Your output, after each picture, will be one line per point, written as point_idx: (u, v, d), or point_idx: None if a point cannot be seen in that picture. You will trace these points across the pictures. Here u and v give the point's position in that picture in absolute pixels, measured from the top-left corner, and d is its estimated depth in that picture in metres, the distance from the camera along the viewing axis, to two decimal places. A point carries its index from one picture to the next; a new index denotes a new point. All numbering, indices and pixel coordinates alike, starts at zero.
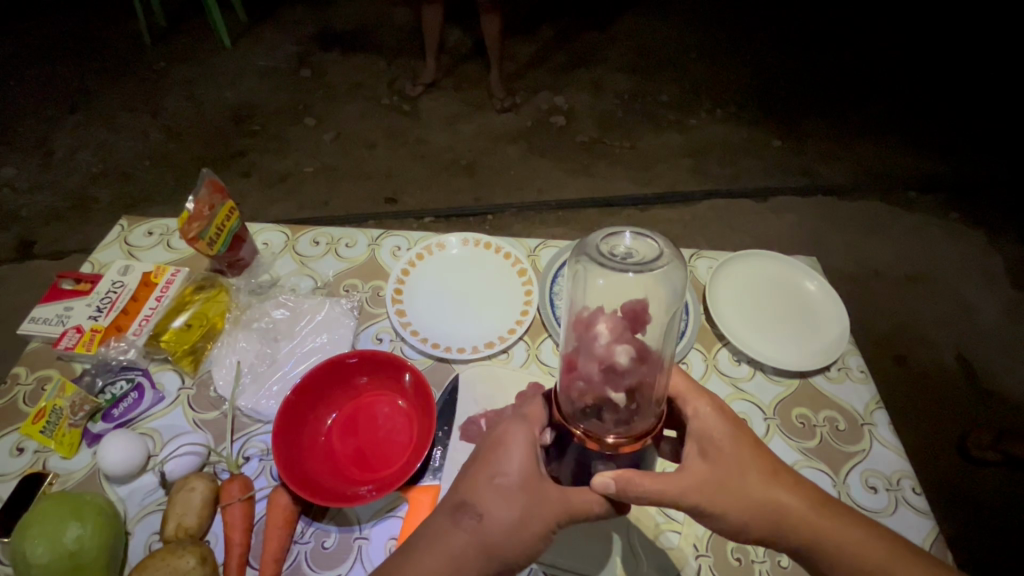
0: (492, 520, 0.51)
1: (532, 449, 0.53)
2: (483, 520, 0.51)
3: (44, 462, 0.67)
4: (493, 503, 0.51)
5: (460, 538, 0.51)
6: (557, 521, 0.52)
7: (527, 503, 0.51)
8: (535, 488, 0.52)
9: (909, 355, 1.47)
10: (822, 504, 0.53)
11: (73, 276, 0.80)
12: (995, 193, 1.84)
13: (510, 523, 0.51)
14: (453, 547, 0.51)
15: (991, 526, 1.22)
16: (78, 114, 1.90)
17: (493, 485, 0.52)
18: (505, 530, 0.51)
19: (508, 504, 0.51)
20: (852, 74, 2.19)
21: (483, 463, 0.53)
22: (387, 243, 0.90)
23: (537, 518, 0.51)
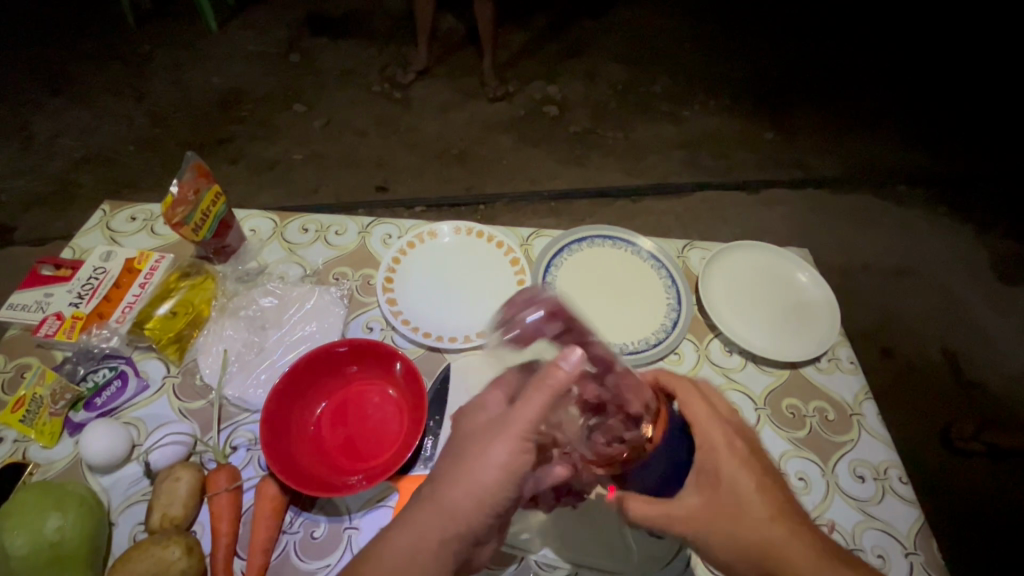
0: (450, 493, 0.49)
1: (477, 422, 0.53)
2: (440, 493, 0.50)
3: (24, 452, 0.65)
4: (451, 480, 0.50)
5: (429, 522, 0.49)
6: (523, 451, 0.50)
7: (480, 462, 0.49)
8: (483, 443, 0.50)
9: (895, 348, 1.49)
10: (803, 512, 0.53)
11: (52, 261, 0.78)
12: (982, 188, 1.86)
13: (467, 485, 0.49)
14: (417, 530, 0.50)
15: (972, 514, 1.24)
16: (58, 97, 1.84)
17: (448, 455, 0.53)
18: (466, 495, 0.49)
19: (465, 470, 0.50)
20: (844, 68, 2.20)
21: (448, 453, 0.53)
22: (377, 231, 0.89)
23: (496, 473, 0.49)
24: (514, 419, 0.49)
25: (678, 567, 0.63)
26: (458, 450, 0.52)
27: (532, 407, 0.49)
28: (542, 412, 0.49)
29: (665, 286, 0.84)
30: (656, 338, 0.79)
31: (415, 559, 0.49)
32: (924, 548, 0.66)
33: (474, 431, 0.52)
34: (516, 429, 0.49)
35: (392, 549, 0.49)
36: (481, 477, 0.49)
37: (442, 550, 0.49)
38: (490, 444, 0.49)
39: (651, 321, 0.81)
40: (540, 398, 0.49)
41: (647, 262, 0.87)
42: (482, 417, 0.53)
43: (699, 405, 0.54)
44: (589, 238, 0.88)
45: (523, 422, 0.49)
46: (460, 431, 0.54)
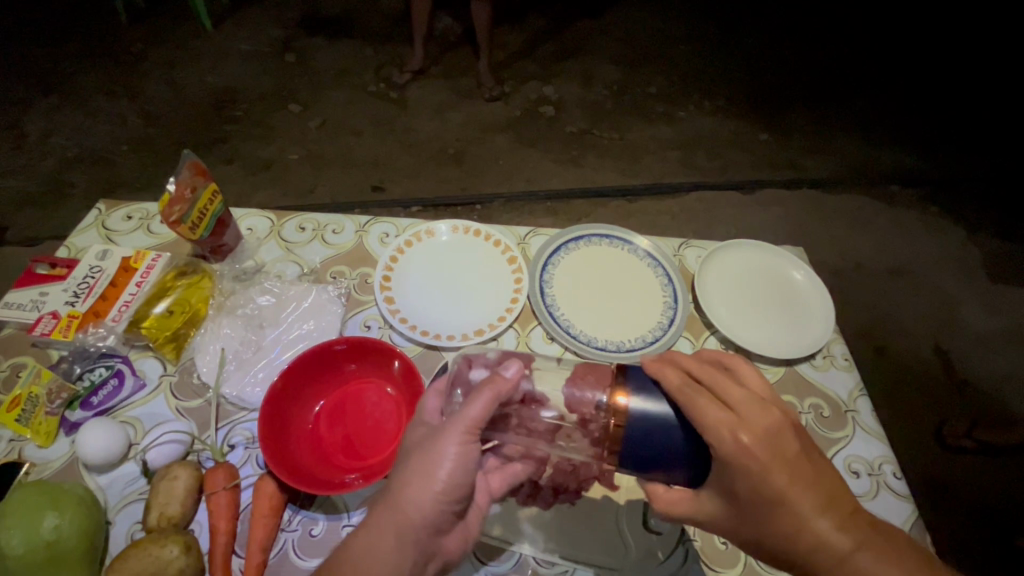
0: (405, 493, 0.49)
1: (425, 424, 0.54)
2: (394, 489, 0.49)
3: (20, 451, 0.65)
4: (408, 479, 0.49)
5: (386, 520, 0.48)
6: (469, 445, 0.50)
7: (431, 460, 0.49)
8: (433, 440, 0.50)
9: (889, 346, 1.50)
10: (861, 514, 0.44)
11: (47, 260, 0.77)
12: (974, 189, 1.88)
13: (419, 483, 0.49)
14: (375, 529, 0.48)
15: (965, 510, 1.25)
16: (51, 96, 1.83)
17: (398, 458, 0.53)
18: (419, 491, 0.49)
19: (416, 468, 0.49)
20: (838, 69, 2.21)
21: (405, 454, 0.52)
22: (375, 230, 0.89)
23: (445, 470, 0.49)
24: (458, 420, 0.50)
25: (675, 563, 0.62)
26: (408, 452, 0.52)
27: (476, 408, 0.50)
28: (486, 413, 0.50)
29: (662, 284, 0.85)
30: (653, 336, 0.79)
31: (374, 557, 0.47)
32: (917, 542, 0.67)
33: (419, 435, 0.53)
34: (461, 428, 0.50)
35: (355, 548, 0.48)
36: (431, 474, 0.49)
37: (400, 547, 0.48)
38: (436, 443, 0.50)
39: (648, 319, 0.81)
40: (485, 398, 0.50)
41: (643, 261, 0.87)
42: (423, 425, 0.54)
43: (709, 409, 0.45)
44: (586, 237, 0.89)
45: (468, 420, 0.50)
46: (407, 437, 0.54)
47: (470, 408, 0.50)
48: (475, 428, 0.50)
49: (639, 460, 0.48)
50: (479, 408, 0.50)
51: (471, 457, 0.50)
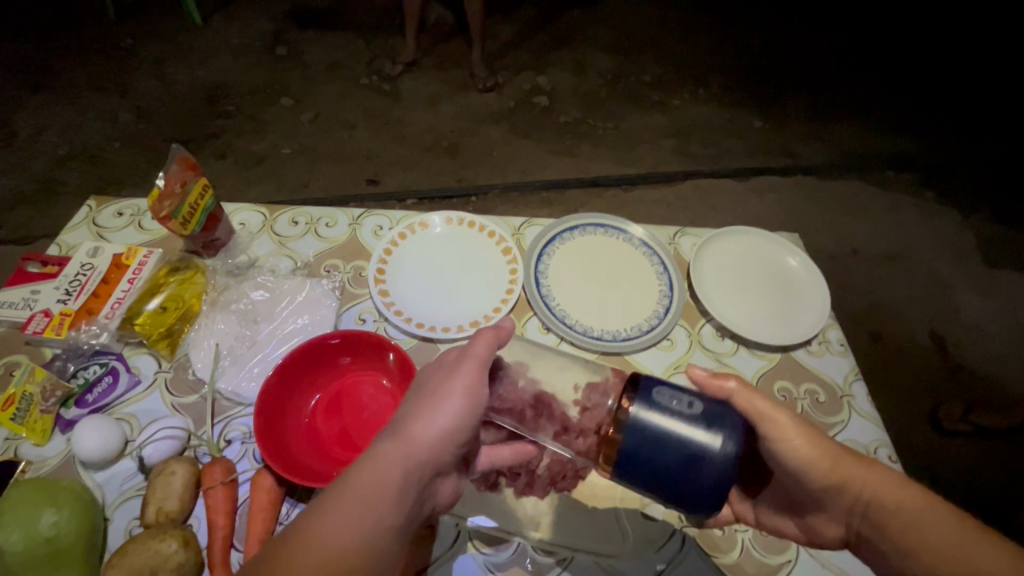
0: (413, 423, 0.49)
1: (434, 364, 0.55)
2: (401, 420, 0.50)
3: (16, 450, 0.64)
4: (418, 411, 0.50)
5: (392, 448, 0.48)
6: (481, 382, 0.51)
7: (442, 391, 0.50)
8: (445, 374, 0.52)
9: (885, 331, 1.50)
10: (878, 494, 0.50)
11: (39, 258, 0.77)
12: (968, 173, 1.87)
13: (426, 414, 0.49)
14: (380, 456, 0.48)
15: (961, 492, 1.27)
16: (40, 94, 1.81)
17: (406, 395, 0.53)
18: (427, 422, 0.49)
19: (426, 400, 0.50)
20: (832, 56, 2.20)
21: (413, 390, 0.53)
22: (368, 222, 0.88)
23: (453, 402, 0.50)
24: (467, 357, 0.52)
25: (673, 548, 0.63)
26: (416, 387, 0.53)
27: (481, 347, 0.53)
28: (492, 350, 0.53)
29: (657, 272, 0.85)
30: (649, 325, 0.79)
31: (379, 485, 0.46)
32: None
33: (427, 371, 0.54)
34: (470, 366, 0.51)
35: (358, 474, 0.47)
36: (440, 406, 0.49)
37: (404, 476, 0.47)
38: (446, 378, 0.51)
39: (643, 308, 0.81)
40: (489, 336, 0.54)
41: (638, 250, 0.87)
42: (432, 364, 0.55)
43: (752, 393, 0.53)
44: (581, 227, 0.89)
45: (477, 357, 0.52)
46: (415, 374, 0.55)
47: (476, 344, 0.53)
48: (485, 366, 0.52)
49: (636, 473, 0.48)
50: (484, 345, 0.53)
51: (481, 395, 0.51)
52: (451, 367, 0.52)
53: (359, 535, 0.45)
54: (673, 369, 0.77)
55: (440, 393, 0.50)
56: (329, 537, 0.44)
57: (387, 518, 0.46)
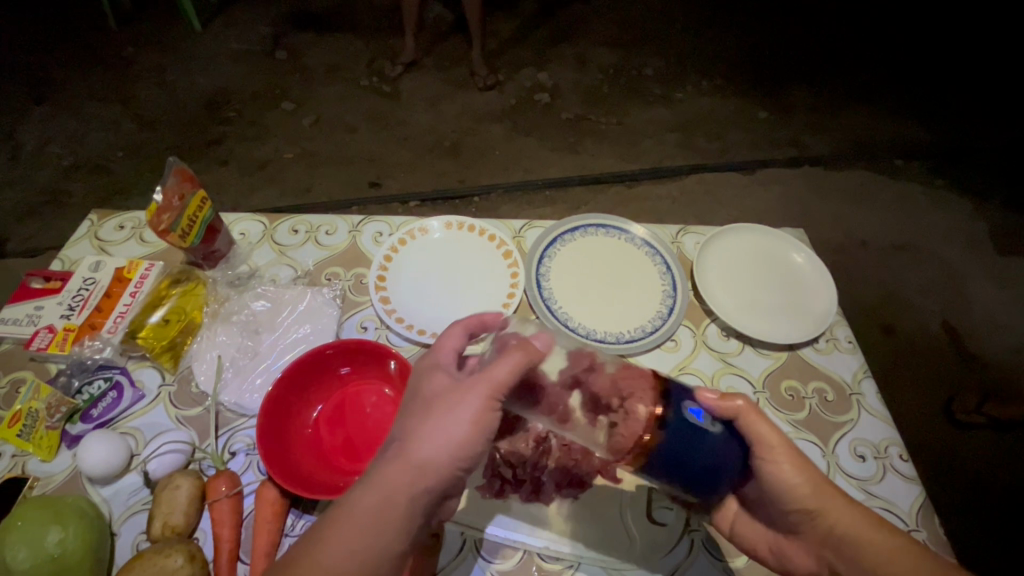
0: (419, 445, 0.48)
1: (442, 372, 0.53)
2: (406, 443, 0.48)
3: (24, 466, 0.65)
4: (422, 431, 0.48)
5: (397, 474, 0.47)
6: (491, 406, 0.49)
7: (450, 416, 0.48)
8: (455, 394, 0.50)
9: (897, 323, 1.48)
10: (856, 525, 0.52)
11: (42, 274, 0.77)
12: (980, 159, 1.84)
13: (431, 439, 0.48)
14: (384, 482, 0.46)
15: (978, 487, 1.24)
16: (43, 105, 1.82)
17: (411, 409, 0.52)
18: (434, 446, 0.48)
19: (432, 420, 0.49)
20: (837, 43, 2.17)
21: (418, 406, 0.51)
22: (368, 229, 0.88)
23: (462, 429, 0.48)
24: (484, 378, 0.49)
25: (681, 553, 0.63)
26: (422, 404, 0.51)
27: (502, 370, 0.49)
28: (515, 375, 0.49)
29: (660, 272, 0.84)
30: (653, 326, 0.78)
31: (386, 512, 0.46)
32: (926, 524, 0.66)
33: (437, 386, 0.52)
34: (488, 389, 0.49)
35: (362, 501, 0.46)
36: (447, 432, 0.48)
37: (410, 502, 0.46)
38: (458, 400, 0.49)
39: (647, 309, 0.80)
40: (517, 360, 0.49)
41: (641, 249, 0.86)
42: (442, 375, 0.53)
43: (761, 423, 0.53)
44: (582, 228, 0.88)
45: (493, 384, 0.49)
46: (419, 385, 0.53)
47: (496, 368, 0.49)
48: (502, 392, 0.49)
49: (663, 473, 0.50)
50: (505, 370, 0.49)
51: (492, 419, 0.50)
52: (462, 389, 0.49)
53: (368, 561, 0.45)
54: (679, 371, 0.76)
55: (449, 417, 0.48)
56: (339, 566, 0.44)
57: (393, 543, 0.46)
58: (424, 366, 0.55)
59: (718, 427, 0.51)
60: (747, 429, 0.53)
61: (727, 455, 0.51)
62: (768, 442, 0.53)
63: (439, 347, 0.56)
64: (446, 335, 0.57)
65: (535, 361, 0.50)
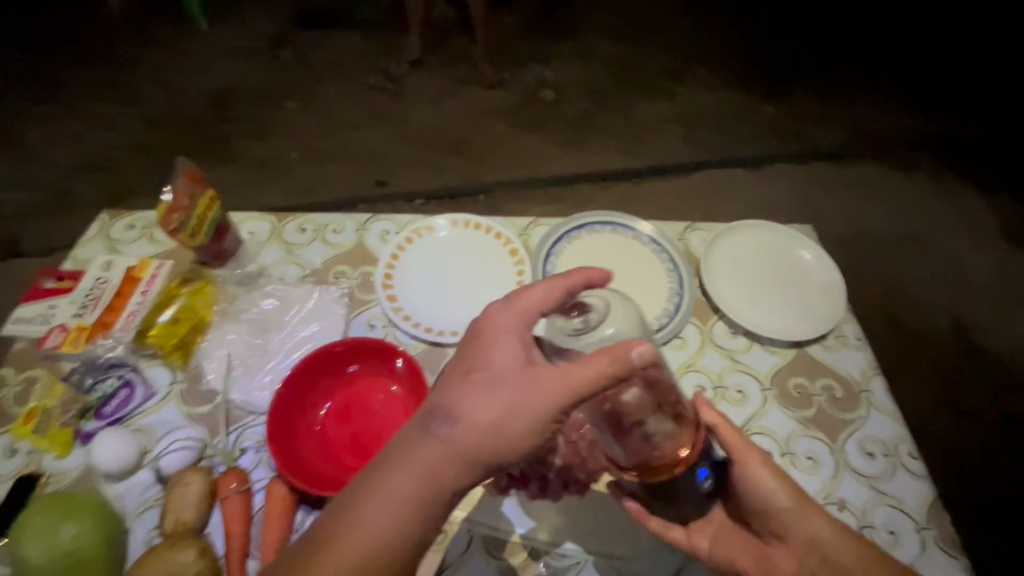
0: (471, 422, 0.46)
1: (515, 344, 0.50)
2: (456, 426, 0.47)
3: (38, 463, 0.66)
4: (476, 407, 0.47)
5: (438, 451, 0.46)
6: (559, 409, 0.47)
7: (513, 400, 0.47)
8: (524, 377, 0.47)
9: (906, 319, 1.47)
10: None
11: (54, 273, 0.78)
12: (990, 152, 1.82)
13: (485, 422, 0.46)
14: (423, 462, 0.46)
15: (989, 484, 1.23)
16: (53, 106, 1.84)
17: (470, 376, 0.49)
18: (487, 433, 0.46)
19: (494, 401, 0.47)
20: (844, 36, 2.14)
21: (481, 376, 0.48)
22: (375, 227, 0.88)
23: (524, 422, 0.46)
24: (560, 376, 0.46)
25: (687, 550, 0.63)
26: (484, 383, 0.48)
27: (584, 373, 0.45)
28: (598, 384, 0.45)
29: (667, 269, 0.83)
30: (660, 323, 0.78)
31: (420, 497, 0.46)
32: (935, 522, 0.66)
33: (506, 361, 0.49)
34: (561, 389, 0.46)
35: (395, 485, 0.46)
36: (506, 419, 0.46)
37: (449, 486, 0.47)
38: (526, 388, 0.47)
39: (653, 307, 0.80)
40: (603, 369, 0.45)
41: (648, 247, 0.86)
42: (513, 349, 0.49)
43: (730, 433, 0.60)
44: (589, 225, 0.87)
45: (571, 386, 0.46)
46: (485, 351, 0.50)
47: (580, 368, 0.45)
48: (575, 395, 0.46)
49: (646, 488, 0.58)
50: (587, 373, 0.45)
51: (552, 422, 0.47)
52: (536, 378, 0.47)
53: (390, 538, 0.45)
54: (686, 368, 0.76)
55: (512, 402, 0.47)
56: (366, 536, 0.45)
57: (418, 520, 0.46)
58: (495, 328, 0.51)
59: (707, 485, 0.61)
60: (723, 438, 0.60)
61: (697, 500, 0.62)
62: (745, 451, 0.59)
63: (518, 300, 0.52)
64: (527, 295, 0.52)
65: (622, 371, 0.45)
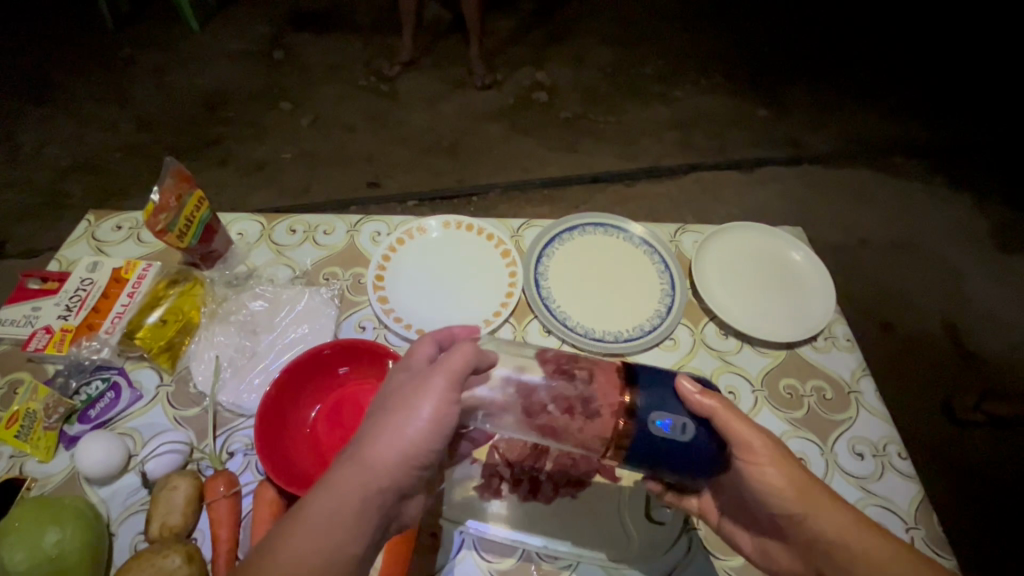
0: (370, 445, 0.46)
1: (406, 371, 0.53)
2: (361, 441, 0.47)
3: (21, 467, 0.65)
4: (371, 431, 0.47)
5: (349, 476, 0.45)
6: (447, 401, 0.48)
7: (407, 415, 0.47)
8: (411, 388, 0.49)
9: (896, 321, 1.48)
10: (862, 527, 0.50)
11: (39, 274, 0.77)
12: (978, 157, 1.84)
13: (388, 441, 0.46)
14: (333, 485, 0.45)
15: (977, 485, 1.24)
16: (42, 106, 1.82)
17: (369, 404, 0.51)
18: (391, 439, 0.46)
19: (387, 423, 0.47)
20: (836, 41, 2.17)
21: (375, 407, 0.50)
22: (366, 228, 0.88)
23: (420, 421, 0.47)
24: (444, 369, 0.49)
25: (680, 552, 0.62)
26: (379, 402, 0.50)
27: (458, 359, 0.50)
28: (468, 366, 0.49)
29: (659, 271, 0.84)
30: (651, 325, 0.79)
31: (341, 512, 0.44)
32: (923, 521, 0.66)
33: (397, 383, 0.51)
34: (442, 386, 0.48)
35: (316, 504, 0.44)
36: (403, 432, 0.46)
37: (369, 499, 0.45)
38: (413, 396, 0.48)
39: (645, 308, 0.80)
40: (470, 354, 0.50)
41: (639, 248, 0.86)
42: (403, 373, 0.53)
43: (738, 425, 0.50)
44: (581, 226, 0.88)
45: (447, 379, 0.49)
46: (385, 386, 0.52)
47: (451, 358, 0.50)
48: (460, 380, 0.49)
49: (633, 464, 0.52)
50: (460, 359, 0.49)
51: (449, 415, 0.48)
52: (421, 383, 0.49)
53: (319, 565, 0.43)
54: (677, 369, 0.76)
55: (408, 414, 0.47)
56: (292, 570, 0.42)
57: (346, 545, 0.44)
58: (391, 369, 0.55)
59: (687, 433, 0.50)
60: (725, 426, 0.51)
61: (706, 458, 0.51)
62: (751, 444, 0.50)
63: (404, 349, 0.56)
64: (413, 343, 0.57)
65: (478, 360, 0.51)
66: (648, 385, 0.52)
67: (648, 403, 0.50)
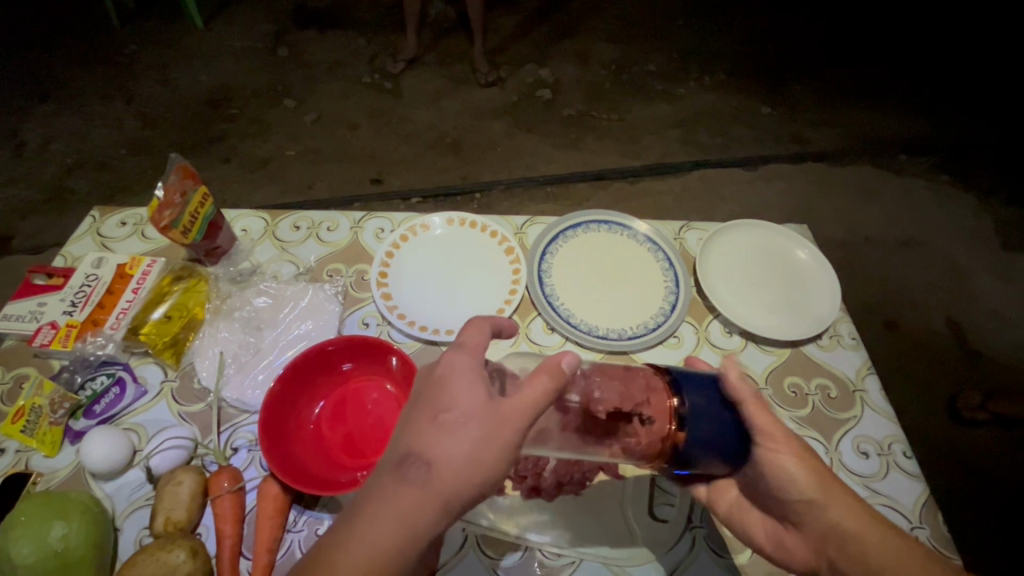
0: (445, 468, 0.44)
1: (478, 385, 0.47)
2: (432, 466, 0.44)
3: (27, 462, 0.65)
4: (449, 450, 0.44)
5: (417, 500, 0.43)
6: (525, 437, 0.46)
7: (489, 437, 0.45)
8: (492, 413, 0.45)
9: (901, 320, 1.47)
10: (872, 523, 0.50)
11: (44, 270, 0.77)
12: (984, 155, 1.83)
13: (462, 461, 0.44)
14: (402, 504, 0.43)
15: (981, 485, 1.24)
16: (46, 102, 1.83)
17: (438, 422, 0.46)
18: (461, 472, 0.44)
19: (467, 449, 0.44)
20: (841, 38, 2.15)
21: (450, 423, 0.45)
22: (370, 225, 0.88)
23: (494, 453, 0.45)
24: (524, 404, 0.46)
25: (682, 550, 0.62)
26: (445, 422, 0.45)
27: (531, 392, 0.46)
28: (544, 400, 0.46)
29: (663, 268, 0.83)
30: (655, 322, 0.78)
31: (404, 542, 0.43)
32: (929, 521, 0.66)
33: (472, 403, 0.46)
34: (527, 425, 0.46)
35: (379, 528, 0.43)
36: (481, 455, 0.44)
37: (429, 530, 0.43)
38: (497, 424, 0.45)
39: (649, 306, 0.80)
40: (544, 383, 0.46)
41: (643, 246, 0.86)
42: (473, 391, 0.47)
43: (762, 413, 0.52)
44: (585, 224, 0.87)
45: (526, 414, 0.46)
46: (449, 401, 0.46)
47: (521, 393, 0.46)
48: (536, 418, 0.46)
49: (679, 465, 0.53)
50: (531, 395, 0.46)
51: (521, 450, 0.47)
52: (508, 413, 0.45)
53: None
54: None
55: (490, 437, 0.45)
56: None
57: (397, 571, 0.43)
58: (452, 373, 0.48)
59: (725, 425, 0.52)
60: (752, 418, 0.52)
61: (735, 451, 0.52)
62: (773, 430, 0.52)
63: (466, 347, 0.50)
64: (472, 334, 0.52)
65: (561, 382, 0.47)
66: (692, 387, 0.54)
67: (697, 403, 0.52)
